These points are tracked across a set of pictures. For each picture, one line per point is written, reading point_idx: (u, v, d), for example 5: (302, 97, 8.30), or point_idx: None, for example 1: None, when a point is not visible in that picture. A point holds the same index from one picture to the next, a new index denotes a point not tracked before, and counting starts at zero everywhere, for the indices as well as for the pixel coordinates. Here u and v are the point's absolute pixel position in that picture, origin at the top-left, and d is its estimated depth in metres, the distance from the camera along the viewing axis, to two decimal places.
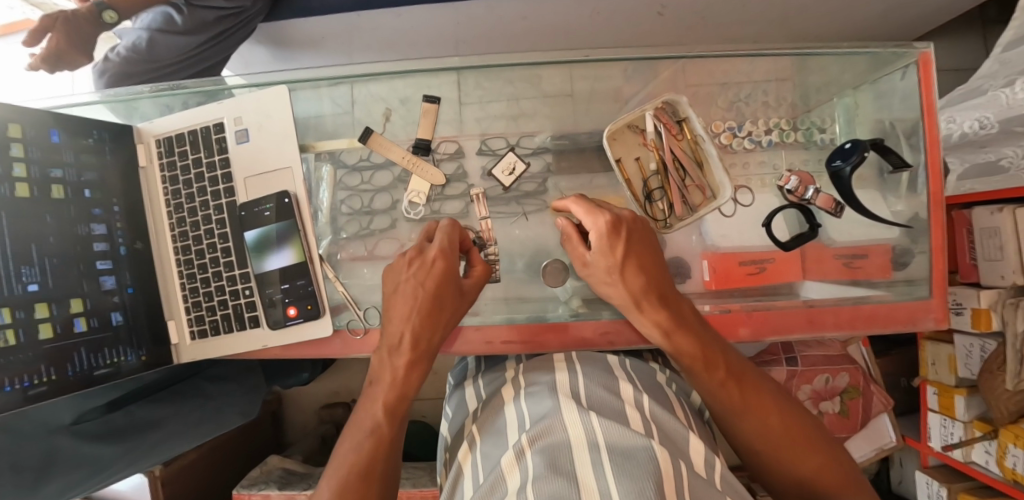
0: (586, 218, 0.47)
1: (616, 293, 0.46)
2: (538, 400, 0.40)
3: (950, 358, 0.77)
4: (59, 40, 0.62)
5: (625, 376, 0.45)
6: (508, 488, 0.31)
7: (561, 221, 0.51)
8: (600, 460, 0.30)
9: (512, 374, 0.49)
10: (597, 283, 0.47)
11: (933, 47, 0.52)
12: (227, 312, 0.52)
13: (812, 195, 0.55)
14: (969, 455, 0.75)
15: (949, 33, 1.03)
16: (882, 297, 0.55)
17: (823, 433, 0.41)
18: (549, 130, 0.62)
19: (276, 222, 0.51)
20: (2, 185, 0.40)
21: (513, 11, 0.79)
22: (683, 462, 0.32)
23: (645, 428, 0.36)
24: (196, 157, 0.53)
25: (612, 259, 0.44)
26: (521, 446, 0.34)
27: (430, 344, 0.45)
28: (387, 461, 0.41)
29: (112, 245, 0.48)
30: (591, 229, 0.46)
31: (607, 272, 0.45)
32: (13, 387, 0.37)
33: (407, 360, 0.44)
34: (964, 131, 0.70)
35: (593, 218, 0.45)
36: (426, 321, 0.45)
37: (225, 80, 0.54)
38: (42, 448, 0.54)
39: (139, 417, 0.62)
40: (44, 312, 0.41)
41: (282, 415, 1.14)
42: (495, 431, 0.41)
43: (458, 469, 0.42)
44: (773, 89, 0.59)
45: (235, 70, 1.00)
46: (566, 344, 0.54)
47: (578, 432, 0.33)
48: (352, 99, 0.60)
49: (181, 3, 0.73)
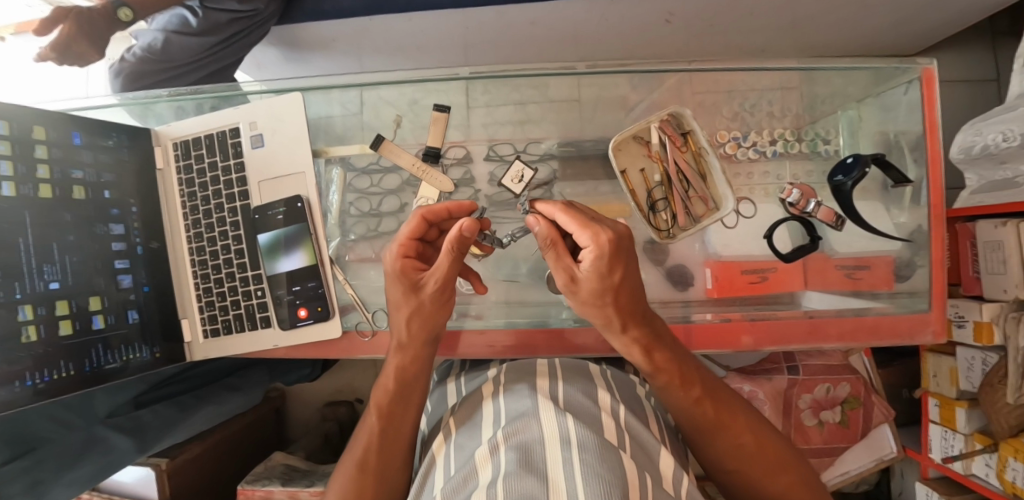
0: (579, 232, 0.35)
1: (599, 314, 0.39)
2: (516, 397, 0.42)
3: (950, 370, 0.77)
4: (70, 29, 0.66)
5: (605, 385, 0.48)
6: (481, 480, 0.32)
7: (539, 225, 0.39)
8: (570, 460, 0.31)
9: (495, 373, 0.51)
10: (581, 303, 0.39)
11: (936, 63, 0.53)
12: (239, 312, 0.54)
13: (814, 208, 0.54)
14: (969, 468, 0.75)
15: (958, 45, 1.03)
16: (881, 309, 0.55)
17: (790, 451, 0.44)
18: (556, 136, 0.63)
19: (288, 225, 0.52)
20: (26, 184, 0.41)
21: (522, 17, 0.79)
22: (648, 474, 0.33)
23: (618, 439, 0.36)
24: (211, 160, 0.54)
25: (604, 284, 0.36)
26: (494, 443, 0.35)
27: (415, 376, 0.48)
28: (393, 455, 0.47)
29: (129, 244, 0.50)
30: (586, 245, 0.35)
31: (593, 296, 0.37)
32: (34, 382, 0.39)
33: (406, 357, 0.47)
34: (987, 143, 0.68)
35: (593, 237, 0.34)
36: (413, 319, 0.45)
37: (242, 87, 0.56)
38: (80, 437, 0.55)
39: (165, 415, 0.62)
40: (65, 309, 0.43)
41: (286, 411, 1.15)
42: (471, 424, 0.43)
43: (430, 461, 0.43)
44: (783, 99, 0.60)
45: (249, 72, 1.02)
46: (556, 351, 0.57)
47: (552, 432, 0.34)
48: (361, 102, 0.61)
49: (196, 6, 0.74)
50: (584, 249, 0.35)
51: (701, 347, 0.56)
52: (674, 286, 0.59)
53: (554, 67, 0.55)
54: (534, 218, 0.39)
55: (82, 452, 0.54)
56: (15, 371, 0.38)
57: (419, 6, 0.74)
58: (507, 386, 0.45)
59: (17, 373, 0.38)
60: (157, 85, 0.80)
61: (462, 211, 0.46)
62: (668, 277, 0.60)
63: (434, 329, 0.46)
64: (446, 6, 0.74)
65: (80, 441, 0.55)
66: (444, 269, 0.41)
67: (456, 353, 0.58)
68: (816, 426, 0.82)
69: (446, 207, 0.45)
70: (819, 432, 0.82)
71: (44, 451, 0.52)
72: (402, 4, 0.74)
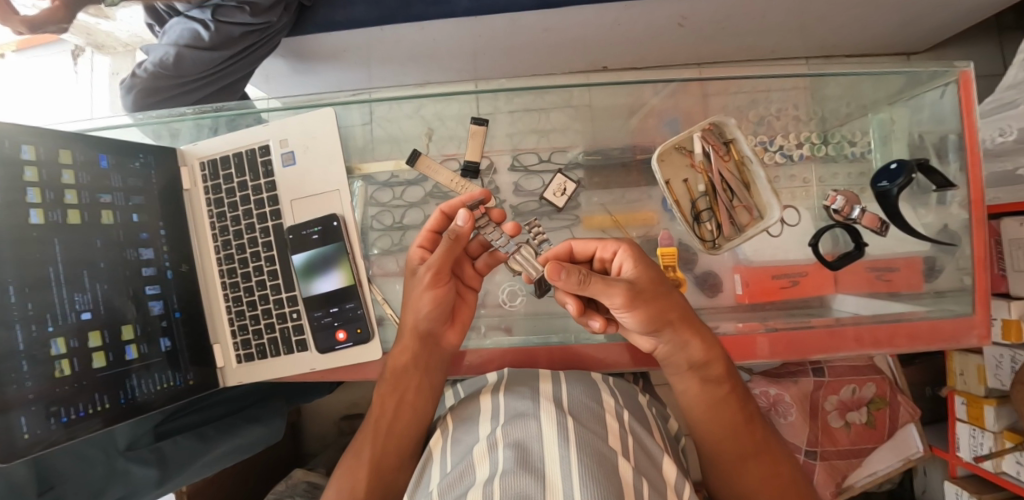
0: (604, 246, 0.42)
1: (671, 308, 0.39)
2: (517, 397, 0.42)
3: (978, 368, 0.77)
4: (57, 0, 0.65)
5: (608, 390, 0.49)
6: (477, 475, 0.34)
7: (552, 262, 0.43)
8: (568, 458, 0.32)
9: (497, 377, 0.49)
10: (653, 304, 0.37)
11: (974, 65, 0.51)
12: (274, 335, 0.54)
13: (858, 214, 0.52)
14: (999, 466, 0.74)
15: (965, 41, 1.03)
16: (915, 313, 0.54)
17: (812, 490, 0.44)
18: (581, 145, 0.62)
19: (323, 245, 0.53)
20: (55, 210, 0.41)
21: (535, 24, 0.78)
22: (649, 482, 0.34)
23: (623, 445, 0.38)
24: (241, 179, 0.55)
25: (654, 275, 0.39)
26: (493, 440, 0.36)
27: (409, 372, 0.49)
28: (388, 453, 0.47)
29: (159, 268, 0.50)
30: (617, 249, 0.41)
31: (654, 287, 0.38)
32: (68, 418, 0.39)
33: (402, 350, 0.49)
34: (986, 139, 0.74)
35: (618, 240, 0.41)
36: (409, 305, 0.48)
37: (254, 103, 0.56)
38: (101, 472, 0.55)
39: (185, 446, 0.60)
40: (96, 340, 0.43)
41: (300, 426, 1.12)
42: (467, 416, 0.45)
43: (427, 455, 0.43)
44: (795, 101, 0.59)
45: (258, 85, 1.00)
46: (556, 362, 0.55)
47: (551, 430, 0.35)
48: (372, 113, 0.58)
49: (207, 17, 0.71)
50: (619, 252, 0.41)
51: None
52: (705, 293, 0.58)
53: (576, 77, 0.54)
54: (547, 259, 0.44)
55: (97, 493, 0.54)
56: (51, 406, 0.38)
57: (433, 14, 0.73)
58: (507, 384, 0.46)
59: (52, 409, 0.38)
60: (171, 98, 0.78)
61: (472, 201, 0.48)
62: (698, 282, 0.58)
63: (422, 321, 0.48)
64: (460, 13, 0.72)
65: (100, 477, 0.55)
66: (437, 256, 0.45)
67: (460, 368, 0.56)
68: (843, 428, 0.82)
69: (461, 201, 0.48)
70: (845, 433, 0.82)
71: (64, 489, 0.52)
72: (416, 13, 0.73)
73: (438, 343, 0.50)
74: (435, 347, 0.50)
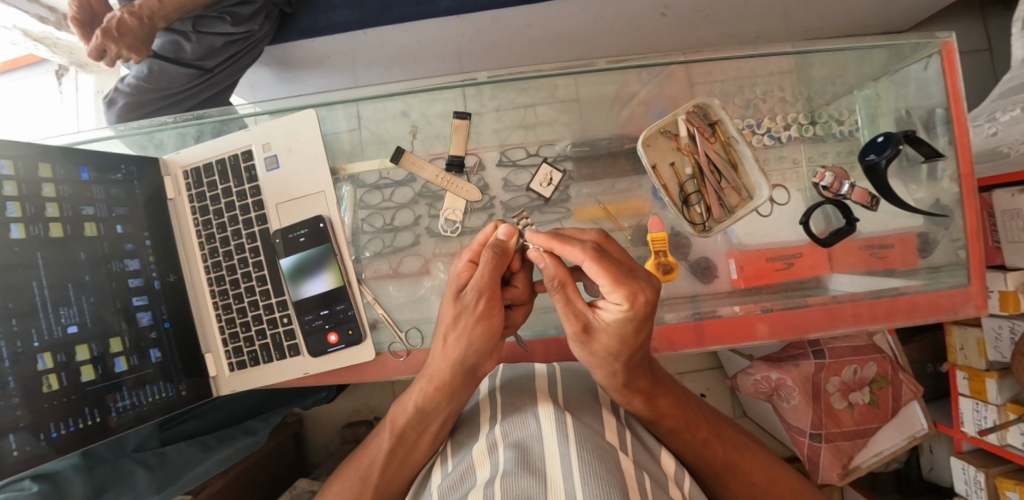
0: (611, 291, 0.33)
1: (605, 366, 0.40)
2: (514, 398, 0.42)
3: (978, 342, 0.77)
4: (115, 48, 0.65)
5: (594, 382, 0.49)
6: (478, 477, 0.33)
7: (509, 241, 0.38)
8: (569, 456, 0.31)
9: (490, 384, 0.48)
10: (592, 351, 0.39)
11: (954, 36, 0.51)
12: (266, 342, 0.54)
13: (848, 190, 0.53)
14: (1004, 438, 0.74)
15: (949, 18, 1.04)
16: (911, 287, 0.54)
17: (793, 475, 0.46)
18: (568, 138, 0.60)
19: (311, 247, 0.53)
20: (36, 225, 0.42)
21: (518, 20, 0.78)
22: (648, 474, 0.34)
23: (620, 439, 0.38)
24: (226, 186, 0.55)
25: (625, 339, 0.37)
26: (493, 439, 0.36)
27: (441, 406, 0.45)
28: (398, 474, 0.46)
29: (146, 279, 0.50)
30: (618, 303, 0.34)
31: (610, 344, 0.38)
32: (58, 432, 0.40)
33: (432, 383, 0.44)
34: None
35: (630, 298, 0.33)
36: (452, 342, 0.42)
37: (236, 109, 0.55)
38: (109, 470, 0.58)
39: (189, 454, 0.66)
40: (85, 354, 0.43)
41: (304, 435, 1.11)
42: (470, 423, 0.45)
43: (425, 476, 0.43)
44: (780, 83, 0.58)
45: (243, 95, 1.00)
46: (552, 354, 0.54)
47: (550, 427, 0.35)
48: (361, 117, 0.59)
49: (189, 29, 0.73)
50: (615, 307, 0.34)
51: (717, 341, 0.54)
52: (699, 279, 0.57)
53: (554, 68, 0.54)
54: (508, 240, 0.38)
55: (101, 488, 0.56)
56: (36, 423, 0.38)
57: (416, 15, 0.72)
58: (505, 387, 0.45)
59: (40, 425, 0.39)
60: (157, 113, 0.80)
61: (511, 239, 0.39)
62: (691, 270, 0.58)
63: (468, 357, 0.42)
64: (442, 13, 0.72)
65: (109, 474, 0.58)
66: (486, 285, 0.39)
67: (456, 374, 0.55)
68: (846, 409, 0.81)
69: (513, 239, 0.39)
70: (849, 414, 0.81)
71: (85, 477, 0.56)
72: (397, 15, 0.72)
73: (476, 378, 0.45)
74: (473, 379, 0.45)
